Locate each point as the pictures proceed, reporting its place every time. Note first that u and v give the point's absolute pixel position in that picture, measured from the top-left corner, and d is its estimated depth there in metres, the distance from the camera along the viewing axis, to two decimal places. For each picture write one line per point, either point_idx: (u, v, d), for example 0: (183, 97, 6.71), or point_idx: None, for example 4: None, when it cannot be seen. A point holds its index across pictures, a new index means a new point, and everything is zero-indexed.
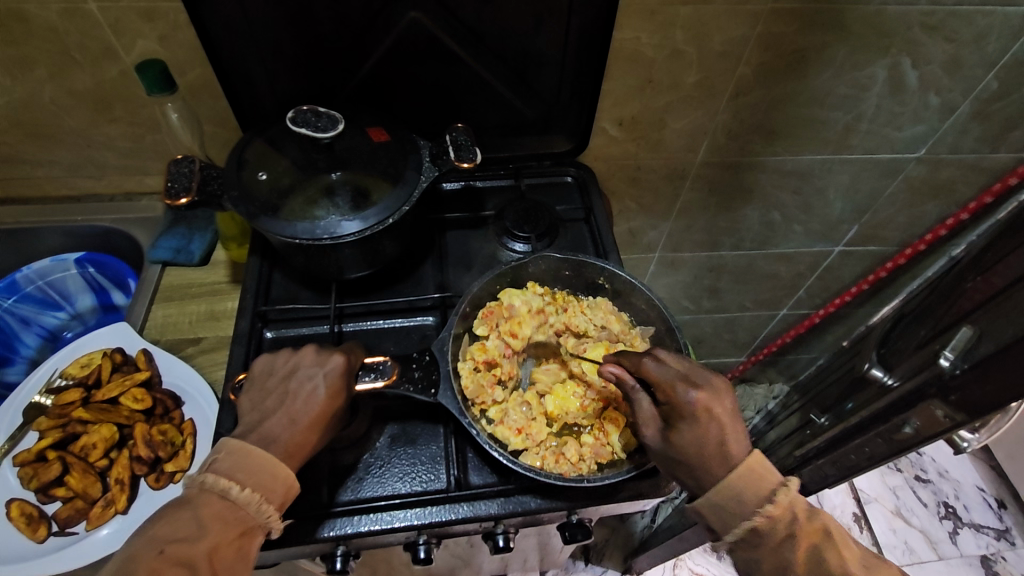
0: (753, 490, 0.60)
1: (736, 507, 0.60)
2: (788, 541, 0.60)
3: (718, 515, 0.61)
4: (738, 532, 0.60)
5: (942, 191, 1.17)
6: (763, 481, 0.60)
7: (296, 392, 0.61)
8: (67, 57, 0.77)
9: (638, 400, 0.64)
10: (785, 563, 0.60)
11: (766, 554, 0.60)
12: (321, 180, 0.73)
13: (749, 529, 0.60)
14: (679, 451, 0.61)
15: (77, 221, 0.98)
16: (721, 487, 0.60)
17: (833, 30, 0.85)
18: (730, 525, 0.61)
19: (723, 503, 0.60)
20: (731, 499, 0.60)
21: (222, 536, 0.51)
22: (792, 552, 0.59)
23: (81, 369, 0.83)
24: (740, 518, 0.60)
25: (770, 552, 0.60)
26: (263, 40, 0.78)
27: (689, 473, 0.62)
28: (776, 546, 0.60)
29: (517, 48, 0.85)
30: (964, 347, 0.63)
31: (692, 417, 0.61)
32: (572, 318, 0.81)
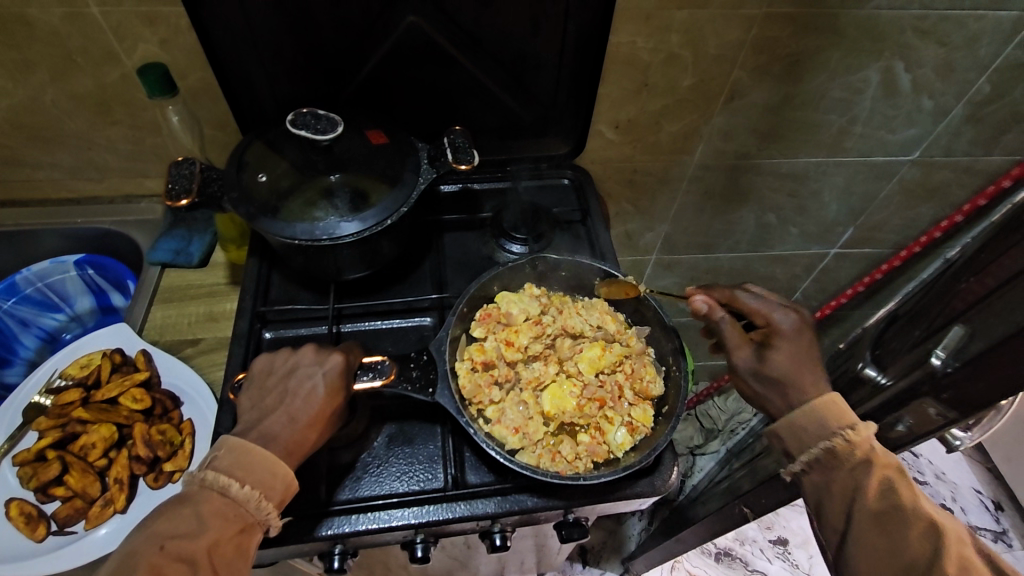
0: (840, 413, 0.62)
1: (817, 427, 0.62)
2: (859, 470, 0.60)
3: (798, 433, 0.63)
4: (811, 452, 0.62)
5: (936, 193, 1.18)
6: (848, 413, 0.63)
7: (296, 391, 0.61)
8: (68, 61, 0.78)
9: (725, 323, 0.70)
10: (853, 488, 0.60)
11: (840, 477, 0.61)
12: (321, 181, 0.74)
13: (825, 449, 0.61)
14: (779, 366, 0.66)
15: (77, 224, 0.99)
16: (810, 404, 0.63)
17: (827, 34, 0.86)
18: (806, 445, 0.63)
19: (802, 424, 0.63)
20: (813, 419, 0.63)
21: (222, 532, 0.52)
22: (862, 479, 0.60)
23: (80, 369, 0.84)
24: (817, 440, 0.62)
25: (842, 476, 0.61)
26: (263, 44, 0.79)
27: (781, 391, 0.66)
28: (850, 473, 0.61)
29: (515, 51, 0.85)
30: (955, 346, 0.64)
31: (791, 335, 0.68)
32: (568, 320, 0.82)
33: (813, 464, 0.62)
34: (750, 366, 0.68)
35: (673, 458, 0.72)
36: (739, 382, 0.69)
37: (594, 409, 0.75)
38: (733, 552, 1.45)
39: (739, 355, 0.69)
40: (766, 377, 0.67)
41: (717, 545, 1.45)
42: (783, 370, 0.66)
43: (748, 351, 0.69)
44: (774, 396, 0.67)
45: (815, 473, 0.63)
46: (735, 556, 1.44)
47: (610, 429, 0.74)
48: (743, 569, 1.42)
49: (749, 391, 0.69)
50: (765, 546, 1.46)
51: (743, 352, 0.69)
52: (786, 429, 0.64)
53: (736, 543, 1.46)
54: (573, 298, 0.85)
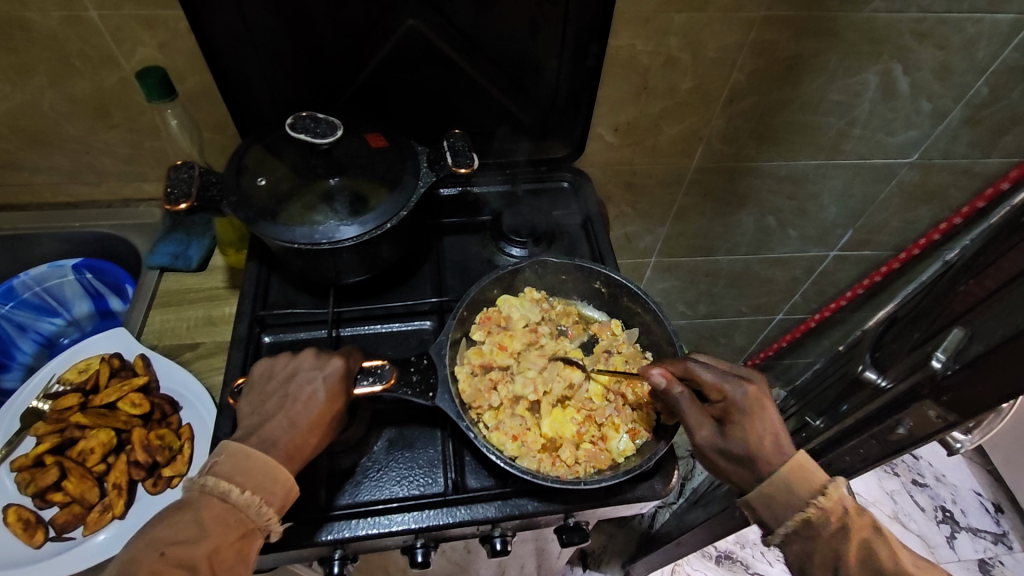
0: (808, 479, 0.62)
1: (789, 496, 0.62)
2: (838, 534, 0.60)
3: (772, 506, 0.62)
4: (789, 524, 0.61)
5: (935, 195, 1.18)
6: (816, 477, 0.62)
7: (296, 395, 0.61)
8: (67, 65, 0.78)
9: (683, 402, 0.65)
10: (834, 554, 0.60)
11: (818, 546, 0.61)
12: (320, 185, 0.73)
13: (802, 520, 0.61)
14: (739, 444, 0.64)
15: (76, 227, 0.99)
16: (777, 476, 0.62)
17: (826, 37, 0.86)
18: (782, 517, 0.62)
19: (775, 494, 0.62)
20: (784, 491, 0.62)
21: (223, 538, 0.52)
22: (842, 543, 0.60)
23: (78, 374, 0.83)
24: (791, 510, 0.62)
25: (823, 545, 0.61)
26: (262, 48, 0.79)
27: (744, 467, 0.64)
28: (829, 538, 0.61)
29: (514, 54, 0.86)
30: (955, 348, 0.64)
31: (745, 409, 0.64)
32: (561, 344, 0.82)
33: (789, 534, 0.62)
34: (711, 446, 0.65)
35: (674, 462, 0.72)
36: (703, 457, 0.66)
37: (596, 416, 0.75)
38: (734, 555, 1.44)
39: (700, 433, 0.65)
40: (728, 455, 0.64)
41: (717, 549, 1.45)
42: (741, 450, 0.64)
43: (709, 428, 0.65)
44: (738, 474, 0.64)
45: (795, 542, 0.62)
46: (735, 559, 1.44)
47: (613, 436, 0.74)
48: (744, 572, 1.42)
49: (713, 467, 0.66)
50: (766, 549, 1.46)
51: (705, 431, 0.65)
52: (760, 500, 0.63)
53: (736, 546, 1.45)
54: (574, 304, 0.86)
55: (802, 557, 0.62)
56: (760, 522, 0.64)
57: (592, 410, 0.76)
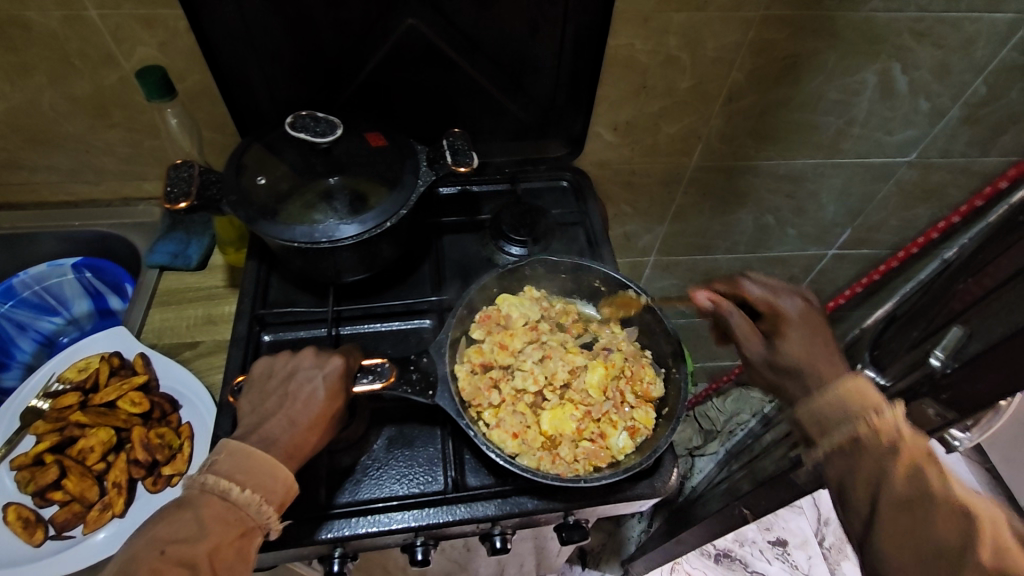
0: (863, 399, 0.58)
1: (838, 414, 0.58)
2: (886, 454, 0.55)
3: (815, 419, 0.59)
4: (834, 439, 0.57)
5: (933, 194, 1.18)
6: (874, 399, 0.58)
7: (296, 393, 0.61)
8: (67, 64, 0.78)
9: (732, 318, 0.71)
10: (878, 473, 0.55)
11: (863, 463, 0.56)
12: (320, 184, 0.74)
13: (847, 435, 0.57)
14: (788, 354, 0.66)
15: (75, 226, 0.98)
16: (828, 394, 0.59)
17: (825, 37, 0.87)
18: (829, 431, 0.58)
19: (823, 412, 0.59)
20: (832, 407, 0.58)
21: (222, 536, 0.52)
22: (888, 463, 0.54)
23: (78, 373, 0.83)
24: (843, 424, 0.57)
25: (871, 462, 0.55)
26: (262, 47, 0.79)
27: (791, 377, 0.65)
28: (875, 454, 0.55)
29: (513, 54, 0.86)
30: (953, 347, 0.64)
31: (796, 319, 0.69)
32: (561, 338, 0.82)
33: (838, 449, 0.57)
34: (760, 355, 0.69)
35: (673, 460, 0.72)
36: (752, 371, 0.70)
37: (596, 414, 0.75)
38: (732, 553, 1.45)
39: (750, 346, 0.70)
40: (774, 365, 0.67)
41: (716, 547, 1.45)
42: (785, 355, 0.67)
43: (758, 341, 0.70)
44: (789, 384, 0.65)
45: (840, 458, 0.57)
46: (734, 557, 1.44)
47: (614, 434, 0.74)
48: (743, 570, 1.42)
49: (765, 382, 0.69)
50: (764, 547, 1.46)
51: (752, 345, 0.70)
52: (805, 414, 0.60)
53: (735, 544, 1.46)
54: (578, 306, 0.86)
55: (844, 471, 0.57)
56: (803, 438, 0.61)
57: (590, 405, 0.76)
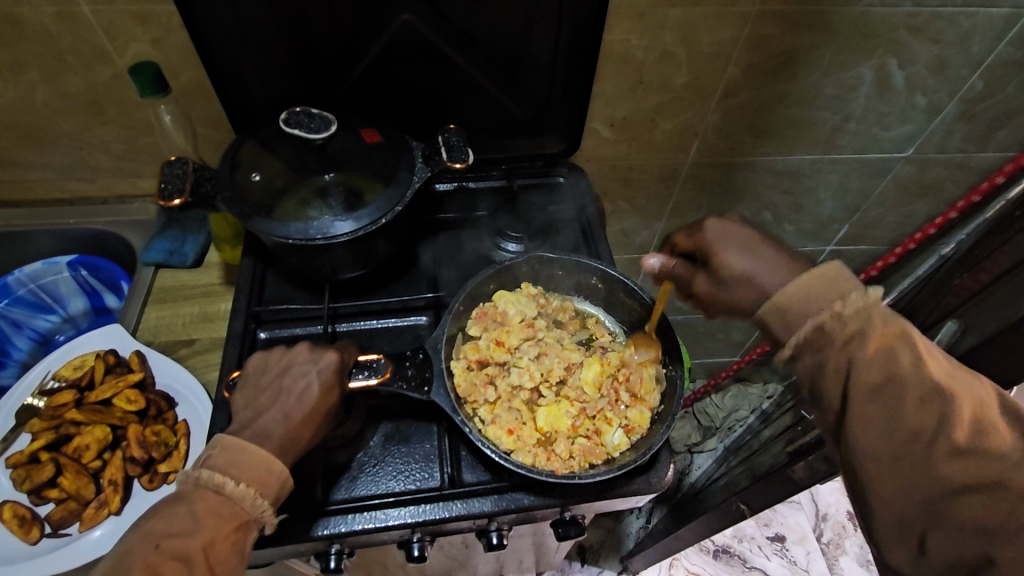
0: (823, 287, 0.56)
1: (803, 307, 0.56)
2: (854, 341, 0.53)
3: (783, 318, 0.57)
4: (800, 334, 0.56)
5: (930, 190, 1.18)
6: (847, 285, 0.56)
7: (290, 389, 0.61)
8: (60, 60, 0.78)
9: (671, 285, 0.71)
10: (847, 359, 0.53)
11: (834, 354, 0.54)
12: (315, 180, 0.73)
13: (813, 327, 0.55)
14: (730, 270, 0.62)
15: (71, 224, 0.98)
16: (789, 289, 0.57)
17: (821, 31, 0.86)
18: (794, 327, 0.56)
19: (787, 307, 0.57)
20: (800, 300, 0.56)
21: (217, 530, 0.52)
22: (858, 349, 0.53)
23: (73, 371, 0.83)
24: (808, 317, 0.56)
25: (838, 351, 0.54)
26: (256, 43, 0.79)
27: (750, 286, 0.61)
28: (843, 344, 0.54)
29: (508, 49, 0.85)
30: (947, 341, 0.67)
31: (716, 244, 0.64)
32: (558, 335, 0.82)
33: (805, 345, 0.56)
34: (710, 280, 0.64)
35: (669, 456, 0.72)
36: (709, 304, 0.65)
37: (591, 411, 0.75)
38: (731, 549, 1.45)
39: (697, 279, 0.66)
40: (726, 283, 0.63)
41: (715, 543, 1.45)
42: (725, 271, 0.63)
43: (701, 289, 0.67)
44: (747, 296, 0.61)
45: (809, 355, 0.56)
46: (733, 553, 1.44)
47: (609, 432, 0.74)
48: (741, 566, 1.42)
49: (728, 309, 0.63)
50: (763, 543, 1.46)
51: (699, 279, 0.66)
52: (772, 314, 0.58)
53: (734, 540, 1.46)
54: (577, 305, 0.87)
55: (814, 369, 0.56)
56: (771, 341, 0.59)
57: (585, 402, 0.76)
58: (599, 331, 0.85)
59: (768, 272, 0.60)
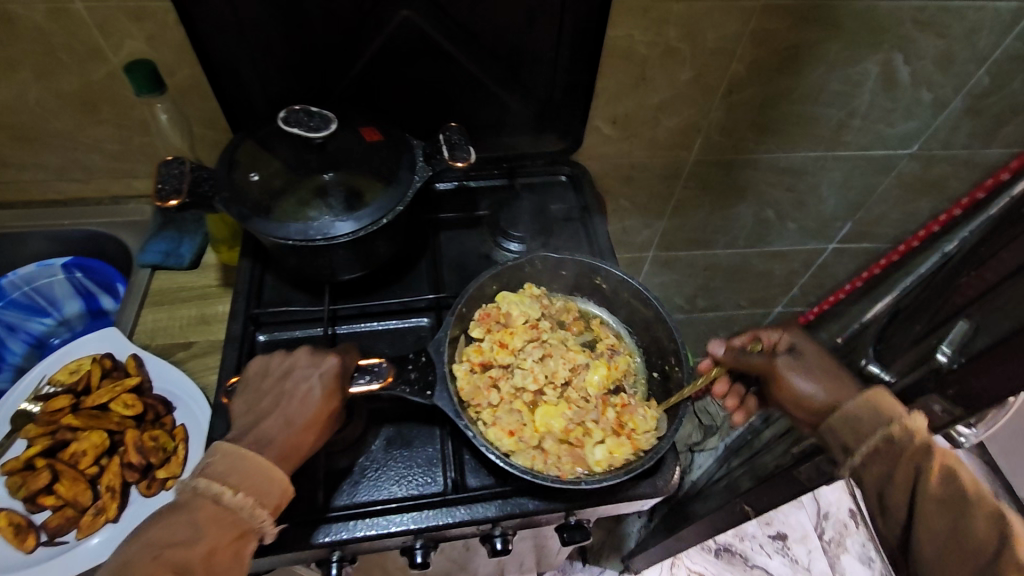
0: (890, 404, 0.61)
1: (871, 420, 0.61)
2: (921, 453, 0.59)
3: (853, 427, 0.62)
4: (870, 442, 0.60)
5: (934, 187, 1.17)
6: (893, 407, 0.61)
7: (292, 392, 0.60)
8: (53, 58, 0.76)
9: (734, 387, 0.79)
10: (916, 471, 0.59)
11: (901, 465, 0.59)
12: (314, 180, 0.71)
13: (882, 438, 0.60)
14: (816, 364, 0.69)
15: (65, 225, 0.97)
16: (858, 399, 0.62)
17: (827, 26, 0.85)
18: (863, 437, 0.61)
19: (857, 416, 0.62)
20: (867, 412, 0.61)
21: (218, 540, 0.51)
22: (925, 460, 0.58)
23: (69, 375, 0.82)
24: (873, 429, 0.61)
25: (905, 462, 0.59)
26: (253, 40, 0.77)
27: (830, 381, 0.67)
28: (912, 457, 0.59)
29: (510, 45, 0.84)
30: (960, 341, 0.63)
31: (810, 346, 0.71)
32: (564, 338, 0.80)
33: (873, 454, 0.61)
34: (797, 363, 0.69)
35: (675, 459, 0.71)
36: (779, 385, 0.69)
37: (576, 421, 0.73)
38: (732, 548, 1.44)
39: (779, 357, 0.70)
40: (808, 371, 0.68)
41: (716, 541, 1.44)
42: (816, 365, 0.68)
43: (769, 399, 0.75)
44: (831, 392, 0.65)
45: (877, 463, 0.61)
46: (734, 552, 1.43)
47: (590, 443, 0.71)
48: (743, 565, 1.41)
49: (793, 398, 0.68)
50: (764, 541, 1.45)
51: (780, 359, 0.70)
52: (840, 421, 0.63)
53: (736, 539, 1.45)
54: (584, 306, 0.86)
55: (882, 478, 0.61)
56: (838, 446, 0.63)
57: (582, 408, 0.75)
58: (605, 333, 0.83)
59: (834, 395, 0.66)
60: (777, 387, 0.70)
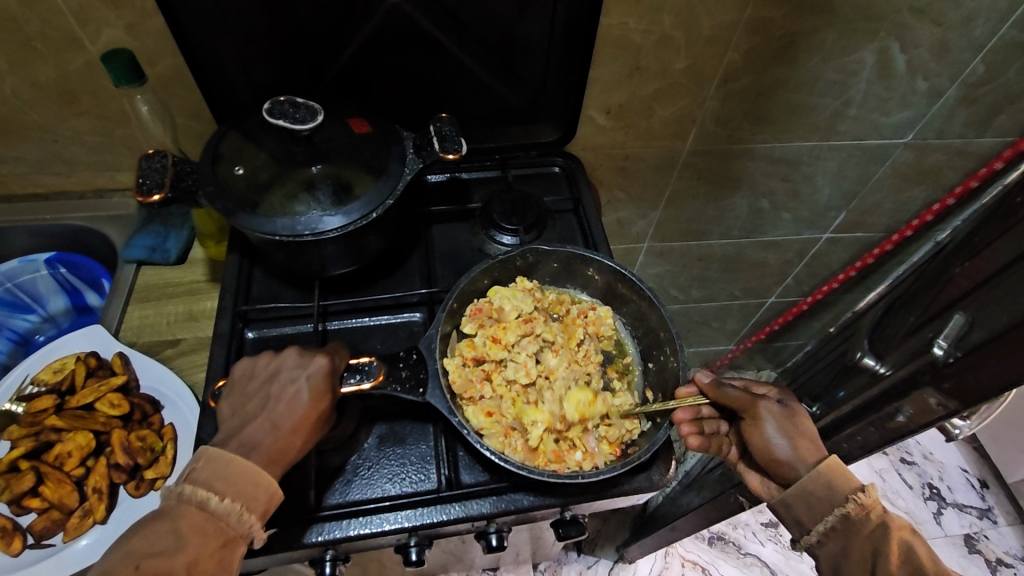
0: (845, 476, 0.65)
1: (826, 493, 0.65)
2: (879, 530, 0.62)
3: (807, 501, 0.66)
4: (827, 520, 0.65)
5: (930, 176, 1.16)
6: (848, 477, 0.65)
7: (279, 395, 0.59)
8: (28, 47, 0.73)
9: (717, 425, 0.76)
10: (872, 551, 0.62)
11: (858, 542, 0.63)
12: (302, 173, 0.70)
13: (838, 516, 0.64)
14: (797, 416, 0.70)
15: (46, 220, 0.94)
16: (814, 470, 0.65)
17: (822, 14, 0.84)
18: (820, 514, 0.65)
19: (814, 490, 0.65)
20: (822, 486, 0.65)
21: (202, 548, 0.50)
22: (882, 541, 0.62)
23: (53, 374, 0.80)
24: (829, 507, 0.65)
25: (861, 539, 0.63)
26: (236, 27, 0.75)
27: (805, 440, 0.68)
28: (869, 536, 0.63)
29: (501, 33, 0.82)
30: (957, 335, 0.62)
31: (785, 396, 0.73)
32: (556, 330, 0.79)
33: (830, 530, 0.65)
34: (777, 410, 0.69)
35: (671, 452, 0.70)
36: (754, 428, 0.69)
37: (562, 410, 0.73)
38: (725, 536, 1.45)
39: (765, 401, 0.70)
40: (788, 425, 0.69)
41: (710, 530, 1.45)
42: (792, 415, 0.69)
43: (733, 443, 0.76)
44: (798, 453, 0.67)
45: (833, 539, 0.65)
46: (727, 539, 1.44)
47: (577, 445, 0.71)
48: (736, 553, 1.43)
49: (761, 446, 0.69)
50: (757, 529, 1.47)
51: (765, 405, 0.69)
52: (797, 497, 0.66)
53: (729, 527, 1.46)
54: (577, 297, 0.84)
55: (840, 556, 0.65)
56: (796, 519, 0.67)
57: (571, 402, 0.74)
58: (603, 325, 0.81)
59: (802, 456, 0.67)
60: (749, 427, 0.70)
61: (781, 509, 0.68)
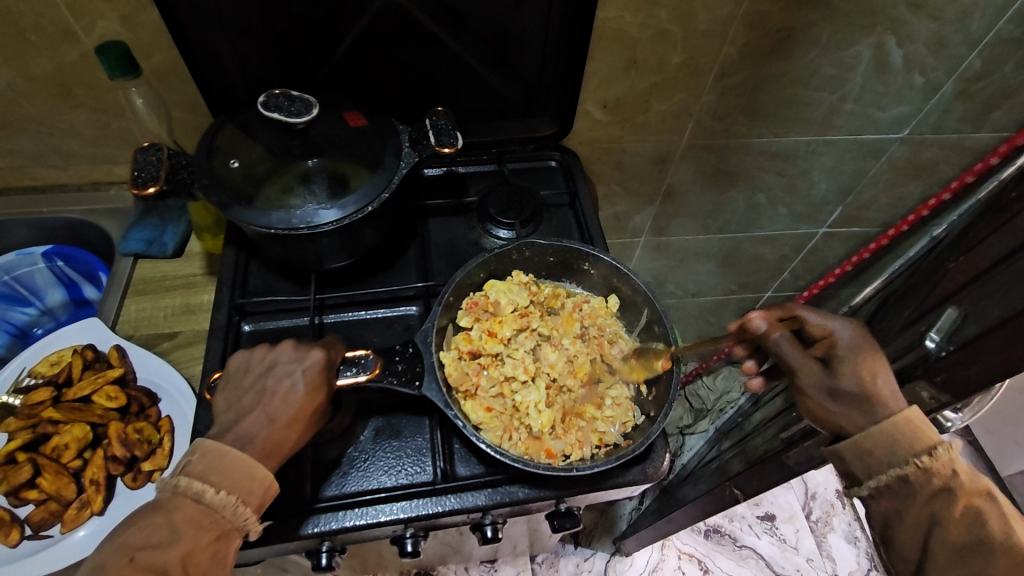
0: (919, 434, 0.61)
1: (886, 452, 0.62)
2: (939, 495, 0.60)
3: (866, 457, 0.63)
4: (882, 478, 0.62)
5: (925, 170, 1.16)
6: (921, 434, 0.61)
7: (274, 389, 0.59)
8: (22, 40, 0.73)
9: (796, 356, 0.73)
10: (929, 515, 0.60)
11: (913, 504, 0.61)
12: (297, 167, 0.70)
13: (895, 476, 0.61)
14: (851, 380, 0.64)
15: (43, 213, 0.95)
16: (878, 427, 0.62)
17: (818, 9, 0.84)
18: (875, 469, 0.63)
19: (870, 447, 0.62)
20: (885, 445, 0.62)
21: (197, 540, 0.51)
22: (940, 506, 0.60)
23: (50, 367, 0.81)
24: (890, 463, 0.62)
25: (918, 503, 0.61)
26: (231, 20, 0.75)
27: (855, 405, 0.64)
28: (926, 499, 0.61)
29: (497, 27, 0.82)
30: (948, 330, 0.61)
31: (852, 348, 0.67)
32: (552, 325, 0.80)
33: (882, 489, 0.63)
34: (821, 381, 0.66)
35: (665, 445, 0.71)
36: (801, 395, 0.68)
37: (558, 403, 0.74)
38: (722, 529, 1.46)
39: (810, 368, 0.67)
40: (834, 391, 0.65)
41: (706, 523, 1.46)
42: (841, 384, 0.65)
43: None
44: (844, 421, 0.64)
45: (885, 498, 0.63)
46: (723, 532, 1.45)
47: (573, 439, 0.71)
48: (732, 545, 1.43)
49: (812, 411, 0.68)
50: (753, 521, 1.47)
51: (806, 372, 0.67)
52: (854, 453, 0.64)
53: (725, 520, 1.47)
54: (573, 291, 0.84)
55: (891, 513, 0.63)
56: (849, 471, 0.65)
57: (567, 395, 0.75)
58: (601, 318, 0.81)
59: (857, 419, 0.64)
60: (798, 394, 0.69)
61: (838, 461, 0.66)
